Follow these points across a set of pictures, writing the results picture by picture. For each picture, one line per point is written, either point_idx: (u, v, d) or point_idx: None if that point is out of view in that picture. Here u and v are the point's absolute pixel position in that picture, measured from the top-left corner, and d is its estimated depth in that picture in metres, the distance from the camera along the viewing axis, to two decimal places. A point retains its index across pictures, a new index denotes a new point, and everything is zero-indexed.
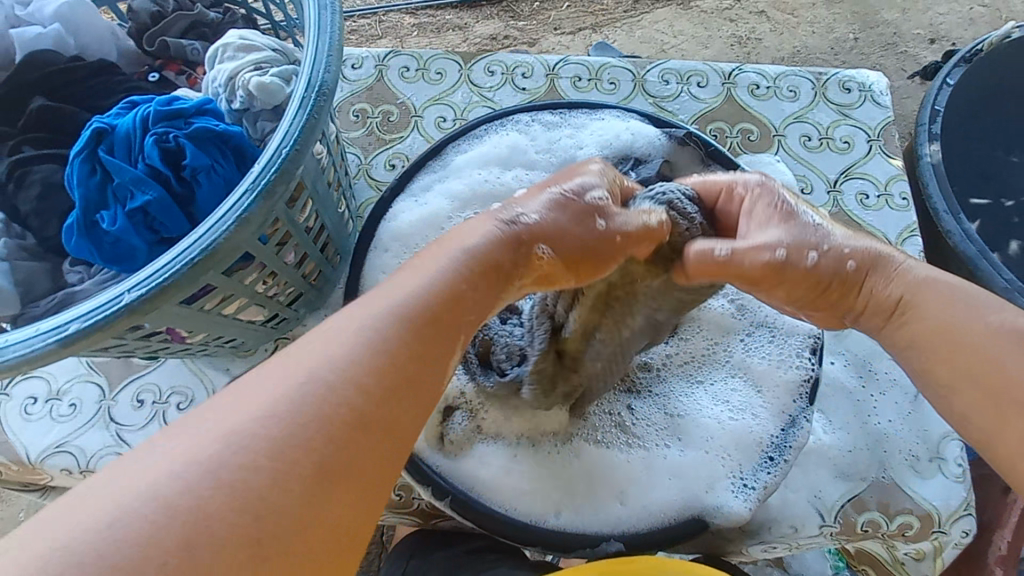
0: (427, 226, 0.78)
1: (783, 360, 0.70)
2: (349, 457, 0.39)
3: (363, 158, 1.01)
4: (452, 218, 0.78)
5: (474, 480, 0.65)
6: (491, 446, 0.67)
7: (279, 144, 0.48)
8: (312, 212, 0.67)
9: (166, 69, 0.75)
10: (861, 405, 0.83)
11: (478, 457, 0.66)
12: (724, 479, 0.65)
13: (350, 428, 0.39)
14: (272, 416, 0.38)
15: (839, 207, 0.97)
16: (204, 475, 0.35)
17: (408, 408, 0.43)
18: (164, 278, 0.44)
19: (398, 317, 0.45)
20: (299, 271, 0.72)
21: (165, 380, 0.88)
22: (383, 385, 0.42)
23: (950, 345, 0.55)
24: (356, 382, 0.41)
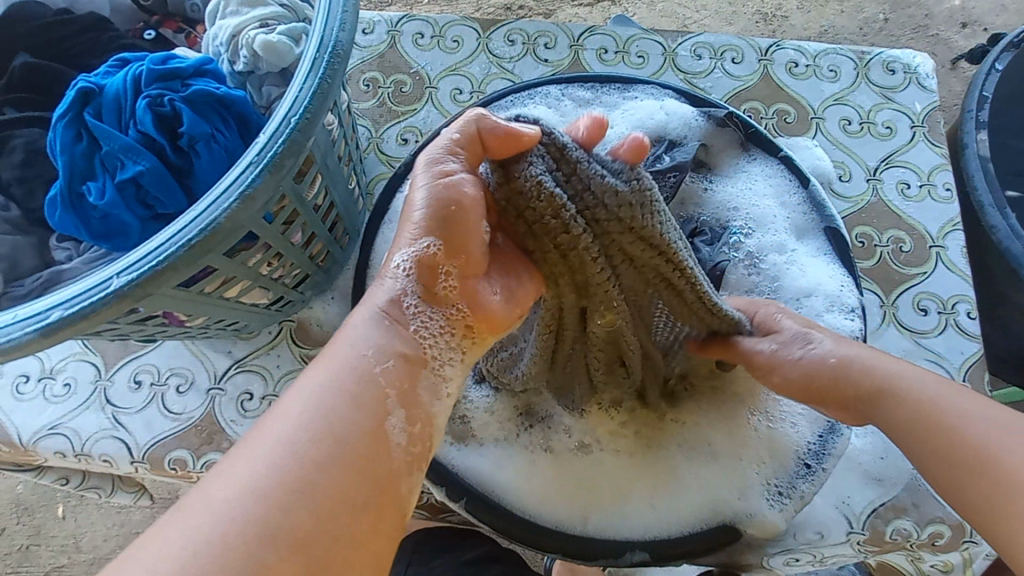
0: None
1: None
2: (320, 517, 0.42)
3: (374, 131, 0.95)
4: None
5: (492, 483, 0.61)
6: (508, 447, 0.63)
7: (287, 112, 0.43)
8: (321, 189, 0.62)
9: (162, 27, 0.68)
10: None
11: (495, 458, 0.62)
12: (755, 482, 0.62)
13: (309, 527, 0.41)
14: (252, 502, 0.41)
15: (878, 196, 0.92)
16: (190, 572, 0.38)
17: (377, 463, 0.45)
18: (157, 261, 0.39)
19: (328, 411, 0.45)
20: (305, 252, 0.67)
21: (163, 361, 0.84)
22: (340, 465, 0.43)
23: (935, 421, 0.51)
24: (311, 454, 0.43)
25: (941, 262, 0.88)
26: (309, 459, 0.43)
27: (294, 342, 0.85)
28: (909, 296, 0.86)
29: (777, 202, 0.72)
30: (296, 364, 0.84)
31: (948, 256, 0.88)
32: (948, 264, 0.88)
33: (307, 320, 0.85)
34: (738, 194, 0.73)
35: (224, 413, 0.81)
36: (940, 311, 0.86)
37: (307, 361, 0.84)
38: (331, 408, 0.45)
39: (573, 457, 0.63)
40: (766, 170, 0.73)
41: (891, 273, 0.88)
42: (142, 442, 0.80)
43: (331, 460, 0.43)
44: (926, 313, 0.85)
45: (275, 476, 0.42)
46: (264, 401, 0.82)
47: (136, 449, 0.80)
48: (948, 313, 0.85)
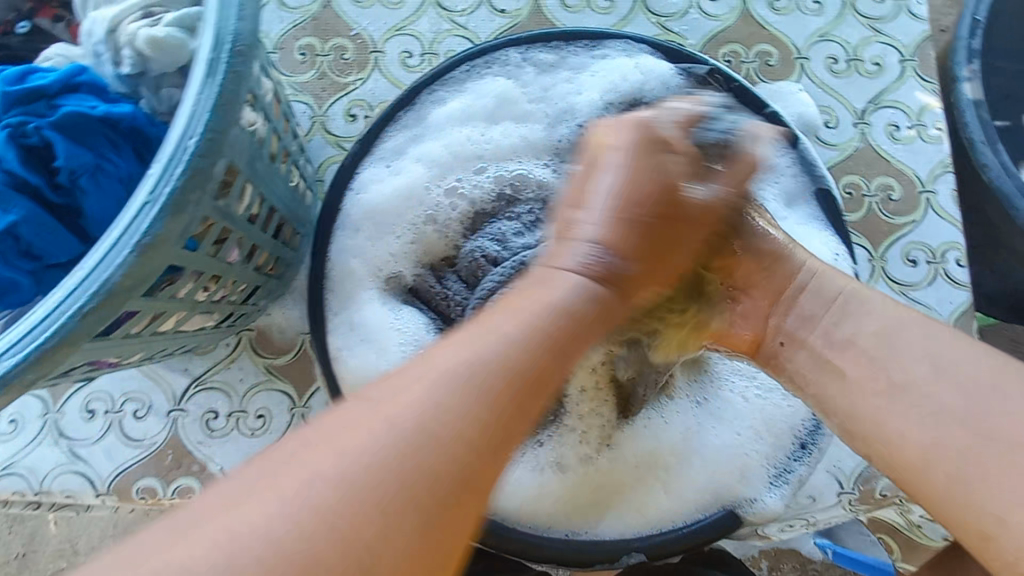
0: (399, 206, 0.65)
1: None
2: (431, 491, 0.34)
3: (316, 108, 0.85)
4: (432, 189, 0.65)
5: (490, 503, 0.59)
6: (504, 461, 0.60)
7: (183, 132, 0.34)
8: (255, 197, 0.54)
9: (36, 15, 0.57)
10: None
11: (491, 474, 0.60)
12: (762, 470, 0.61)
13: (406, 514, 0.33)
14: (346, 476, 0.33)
15: (867, 141, 0.86)
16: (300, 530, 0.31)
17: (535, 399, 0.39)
18: (44, 339, 0.32)
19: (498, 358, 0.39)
20: (248, 265, 0.60)
21: (117, 386, 0.77)
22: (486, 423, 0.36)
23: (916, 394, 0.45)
24: (470, 411, 0.36)
25: (931, 209, 0.84)
26: (429, 448, 0.34)
27: (256, 352, 0.79)
28: (899, 247, 0.83)
29: None
30: (260, 376, 0.78)
31: (938, 202, 0.84)
32: (937, 211, 0.84)
33: (267, 328, 0.79)
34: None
35: (190, 435, 0.76)
36: (930, 261, 0.83)
37: (272, 371, 0.78)
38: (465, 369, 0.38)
39: (572, 465, 0.60)
40: None
41: (880, 224, 0.84)
42: (106, 474, 0.75)
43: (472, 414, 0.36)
44: (915, 264, 0.82)
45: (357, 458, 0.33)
46: (231, 418, 0.77)
47: (100, 482, 0.75)
48: (937, 263, 0.82)
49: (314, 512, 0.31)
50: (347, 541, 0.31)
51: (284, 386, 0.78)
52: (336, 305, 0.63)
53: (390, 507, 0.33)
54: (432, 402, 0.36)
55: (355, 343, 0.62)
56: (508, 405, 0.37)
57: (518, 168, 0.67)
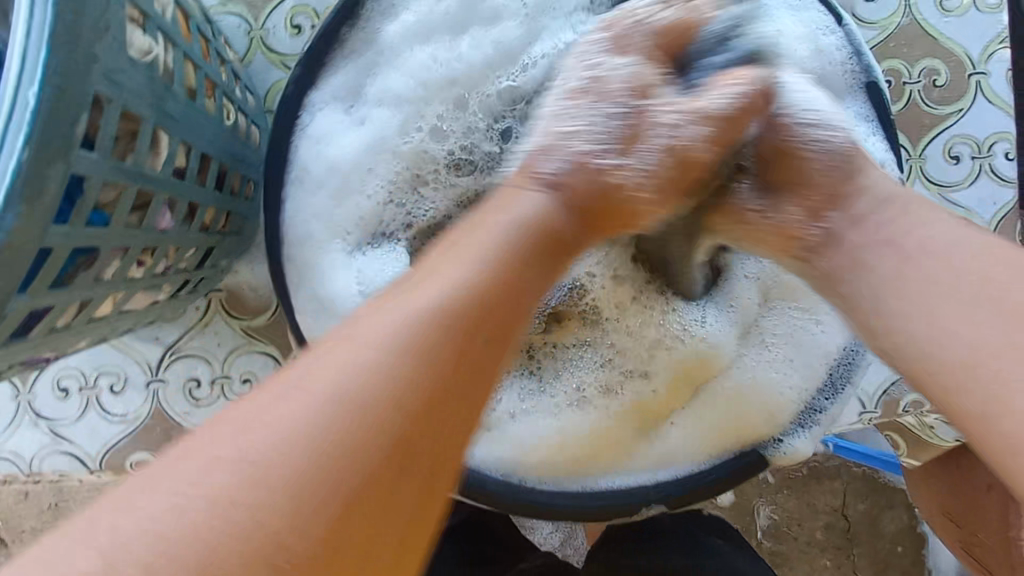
0: (372, 160, 0.57)
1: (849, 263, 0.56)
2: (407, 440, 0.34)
3: (252, 20, 0.70)
4: (406, 137, 0.57)
5: (508, 463, 0.55)
6: (523, 417, 0.56)
7: (18, 82, 0.25)
8: (176, 148, 0.44)
9: None
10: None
11: (511, 430, 0.56)
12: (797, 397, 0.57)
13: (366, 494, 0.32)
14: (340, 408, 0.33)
15: (911, 15, 0.72)
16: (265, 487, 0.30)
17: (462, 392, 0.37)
18: None
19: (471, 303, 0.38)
20: (192, 227, 0.51)
21: (86, 362, 0.72)
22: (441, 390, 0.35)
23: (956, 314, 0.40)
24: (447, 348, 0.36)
25: (980, 93, 0.73)
26: (338, 414, 0.33)
27: (229, 314, 0.72)
28: (941, 142, 0.73)
29: (808, 48, 0.56)
30: (239, 339, 0.72)
31: (990, 84, 0.73)
32: (987, 96, 0.73)
33: (237, 287, 0.71)
34: None
35: (175, 406, 0.72)
36: (974, 156, 0.73)
37: (251, 334, 0.72)
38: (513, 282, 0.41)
39: (598, 405, 0.57)
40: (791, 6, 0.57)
41: (921, 117, 0.73)
42: (96, 451, 0.71)
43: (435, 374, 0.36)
44: (957, 161, 0.73)
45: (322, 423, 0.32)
46: (215, 386, 0.72)
47: (92, 459, 0.71)
48: (982, 157, 0.73)
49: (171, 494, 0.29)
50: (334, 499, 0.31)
51: (266, 347, 0.72)
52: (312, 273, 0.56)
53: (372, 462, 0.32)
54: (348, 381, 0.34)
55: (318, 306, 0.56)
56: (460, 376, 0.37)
57: (499, 86, 0.58)
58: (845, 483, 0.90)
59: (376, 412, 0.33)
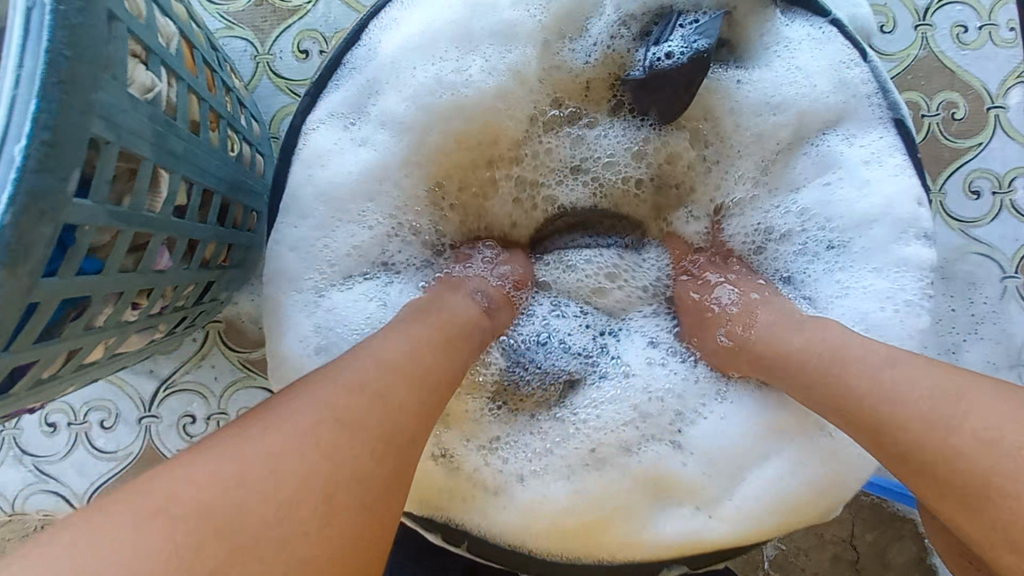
0: (368, 189, 0.54)
1: (893, 288, 0.52)
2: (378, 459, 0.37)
3: (259, 44, 0.69)
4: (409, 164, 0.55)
5: (512, 528, 0.50)
6: (533, 478, 0.51)
7: (5, 134, 0.23)
8: (177, 186, 0.42)
9: None
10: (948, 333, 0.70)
11: (513, 493, 0.50)
12: (852, 451, 0.50)
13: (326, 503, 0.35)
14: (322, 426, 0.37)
15: (928, 48, 0.71)
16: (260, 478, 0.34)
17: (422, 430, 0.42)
18: None
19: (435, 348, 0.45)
20: (191, 265, 0.48)
21: (76, 395, 0.68)
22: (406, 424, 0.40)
23: None
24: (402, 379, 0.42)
25: (1000, 127, 0.71)
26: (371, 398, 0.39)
27: (228, 347, 0.69)
28: (961, 176, 0.71)
29: (831, 82, 0.55)
30: (237, 373, 0.69)
31: (1008, 118, 0.71)
32: (1007, 130, 0.71)
33: (236, 318, 0.68)
34: (777, 79, 0.56)
35: (168, 443, 0.68)
36: (995, 191, 0.71)
37: (250, 367, 0.69)
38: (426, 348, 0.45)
39: (614, 467, 0.51)
40: (811, 40, 0.56)
41: (940, 150, 0.71)
42: (83, 491, 0.68)
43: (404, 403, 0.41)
44: (978, 196, 0.71)
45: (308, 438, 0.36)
46: (211, 422, 0.69)
47: (79, 498, 0.68)
48: (1003, 193, 0.71)
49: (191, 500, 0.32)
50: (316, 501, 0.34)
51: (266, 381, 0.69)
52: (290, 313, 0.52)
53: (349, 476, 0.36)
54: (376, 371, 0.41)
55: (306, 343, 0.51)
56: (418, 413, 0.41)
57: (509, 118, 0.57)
58: (852, 511, 0.80)
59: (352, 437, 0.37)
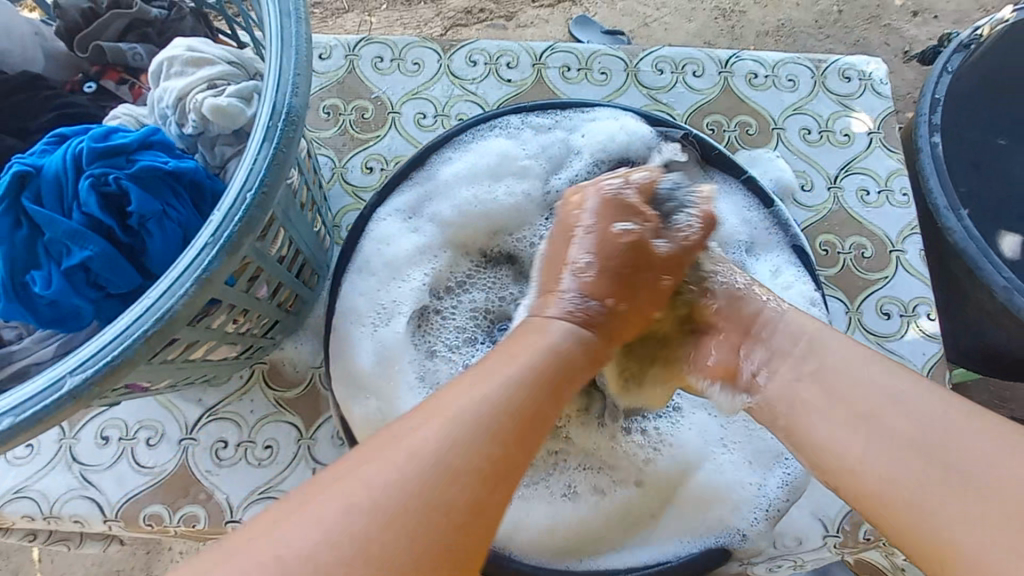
0: (421, 261, 0.74)
1: None
2: (473, 488, 0.43)
3: (337, 160, 0.93)
4: (435, 253, 0.75)
5: (504, 545, 0.64)
6: (521, 500, 0.65)
7: (243, 187, 0.42)
8: (285, 240, 0.60)
9: (104, 78, 0.70)
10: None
11: (505, 515, 0.64)
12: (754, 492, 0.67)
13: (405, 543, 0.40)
14: (406, 467, 0.42)
15: (839, 204, 0.94)
16: (344, 525, 0.39)
17: (519, 459, 0.46)
18: (115, 356, 0.38)
19: (540, 379, 0.50)
20: (273, 301, 0.65)
21: (132, 414, 0.81)
22: (506, 434, 0.46)
23: (870, 410, 0.51)
24: (502, 412, 0.46)
25: (901, 266, 0.91)
26: (459, 436, 0.44)
27: (267, 385, 0.83)
28: (873, 301, 0.89)
29: (739, 219, 0.76)
30: (271, 408, 0.82)
31: (908, 260, 0.91)
32: (907, 269, 0.91)
33: (279, 361, 0.83)
34: None
35: (199, 463, 0.79)
36: (902, 314, 0.89)
37: (282, 404, 0.82)
38: (538, 375, 0.50)
39: (587, 497, 0.66)
40: (725, 188, 0.77)
41: (854, 279, 0.90)
42: (116, 500, 0.77)
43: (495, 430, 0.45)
44: (888, 317, 0.88)
45: (394, 477, 0.42)
46: (240, 448, 0.80)
47: (110, 507, 0.77)
48: (909, 316, 0.88)
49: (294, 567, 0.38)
50: (390, 542, 0.39)
51: (293, 418, 0.81)
52: (347, 348, 0.70)
53: (450, 494, 0.42)
54: (477, 413, 0.45)
55: (358, 390, 0.69)
56: (515, 434, 0.46)
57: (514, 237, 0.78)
58: None
59: (460, 457, 0.43)
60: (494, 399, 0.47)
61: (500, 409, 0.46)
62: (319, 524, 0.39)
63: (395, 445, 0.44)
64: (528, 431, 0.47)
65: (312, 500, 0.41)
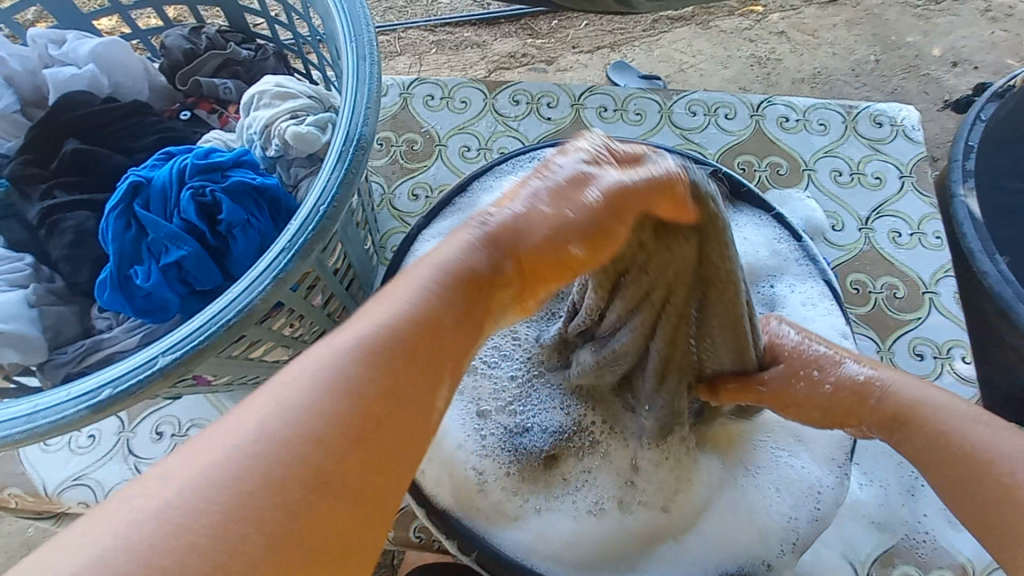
0: None
1: None
2: (361, 440, 0.34)
3: (387, 187, 1.00)
4: None
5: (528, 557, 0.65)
6: (546, 515, 0.67)
7: (316, 201, 0.49)
8: (341, 254, 0.66)
9: (197, 107, 0.80)
10: (906, 469, 0.79)
11: (532, 527, 0.66)
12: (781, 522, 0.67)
13: (285, 514, 0.31)
14: (279, 426, 0.32)
15: (870, 244, 0.95)
16: (189, 512, 0.29)
17: (426, 399, 0.38)
18: (200, 340, 0.44)
19: (438, 303, 0.40)
20: (325, 310, 0.71)
21: (185, 412, 0.87)
22: (398, 373, 0.37)
23: None
24: (389, 346, 0.37)
25: (935, 308, 0.91)
26: (349, 376, 0.35)
27: None
28: (905, 341, 0.89)
29: (768, 253, 0.78)
30: None
31: (941, 302, 0.91)
32: (941, 311, 0.91)
33: None
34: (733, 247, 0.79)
35: None
36: (935, 356, 0.88)
37: None
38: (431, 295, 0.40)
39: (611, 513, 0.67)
40: (755, 223, 0.80)
41: (886, 319, 0.90)
42: None
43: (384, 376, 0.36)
44: (921, 358, 0.88)
45: (264, 437, 0.32)
46: None
47: None
48: (943, 359, 0.88)
49: (140, 558, 0.28)
50: (238, 522, 0.30)
51: None
52: None
53: (336, 443, 0.33)
54: (357, 347, 0.36)
55: None
56: (414, 366, 0.37)
57: None
58: None
59: (334, 404, 0.34)
60: (376, 330, 0.37)
61: (386, 343, 0.37)
62: (141, 517, 0.29)
63: (269, 394, 0.34)
64: (429, 367, 0.38)
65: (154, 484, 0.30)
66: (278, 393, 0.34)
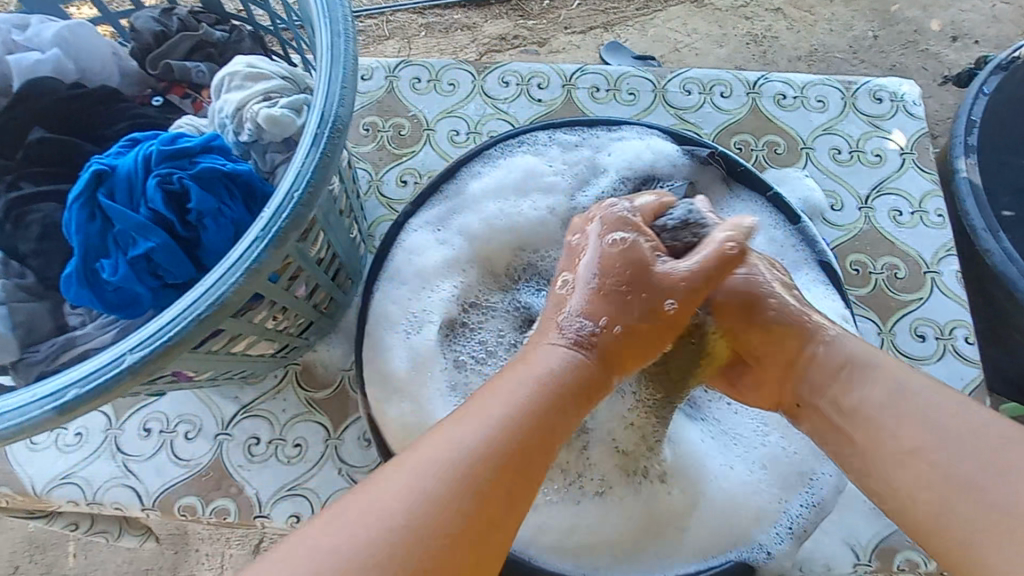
0: (448, 273, 0.77)
1: None
2: (448, 531, 0.42)
3: (374, 173, 0.98)
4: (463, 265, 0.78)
5: (530, 550, 0.64)
6: (543, 507, 0.66)
7: (291, 186, 0.46)
8: (324, 242, 0.64)
9: (170, 93, 0.77)
10: None
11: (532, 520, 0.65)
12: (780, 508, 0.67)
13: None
14: (400, 521, 0.42)
15: (871, 224, 0.93)
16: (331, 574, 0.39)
17: (501, 515, 0.45)
18: (169, 336, 0.42)
19: (506, 428, 0.47)
20: (310, 302, 0.69)
21: (172, 408, 0.85)
22: (481, 487, 0.45)
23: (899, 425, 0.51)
24: (477, 465, 0.45)
25: (937, 288, 0.89)
26: (438, 484, 0.44)
27: (299, 386, 0.86)
28: (906, 323, 0.87)
29: (765, 237, 0.76)
30: (301, 408, 0.85)
31: (943, 281, 0.89)
32: (943, 290, 0.89)
33: (312, 363, 0.86)
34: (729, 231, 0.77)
35: (232, 458, 0.82)
36: (937, 337, 0.86)
37: (312, 404, 0.85)
38: (519, 419, 0.48)
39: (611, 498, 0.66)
40: (751, 206, 0.78)
41: (887, 300, 0.88)
42: (153, 490, 0.81)
43: (457, 488, 0.44)
44: (923, 339, 0.86)
45: (377, 526, 0.41)
46: (271, 445, 0.83)
47: (147, 496, 0.81)
48: (945, 339, 0.86)
49: None
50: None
51: (322, 419, 0.84)
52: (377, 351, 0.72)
53: (426, 538, 0.42)
54: (450, 462, 0.45)
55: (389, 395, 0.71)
56: (499, 482, 0.45)
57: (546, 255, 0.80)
58: None
59: (425, 505, 0.43)
60: (459, 453, 0.45)
61: (465, 464, 0.45)
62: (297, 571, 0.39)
63: (384, 491, 0.43)
64: (509, 481, 0.46)
65: (303, 546, 0.41)
66: (410, 491, 0.43)
